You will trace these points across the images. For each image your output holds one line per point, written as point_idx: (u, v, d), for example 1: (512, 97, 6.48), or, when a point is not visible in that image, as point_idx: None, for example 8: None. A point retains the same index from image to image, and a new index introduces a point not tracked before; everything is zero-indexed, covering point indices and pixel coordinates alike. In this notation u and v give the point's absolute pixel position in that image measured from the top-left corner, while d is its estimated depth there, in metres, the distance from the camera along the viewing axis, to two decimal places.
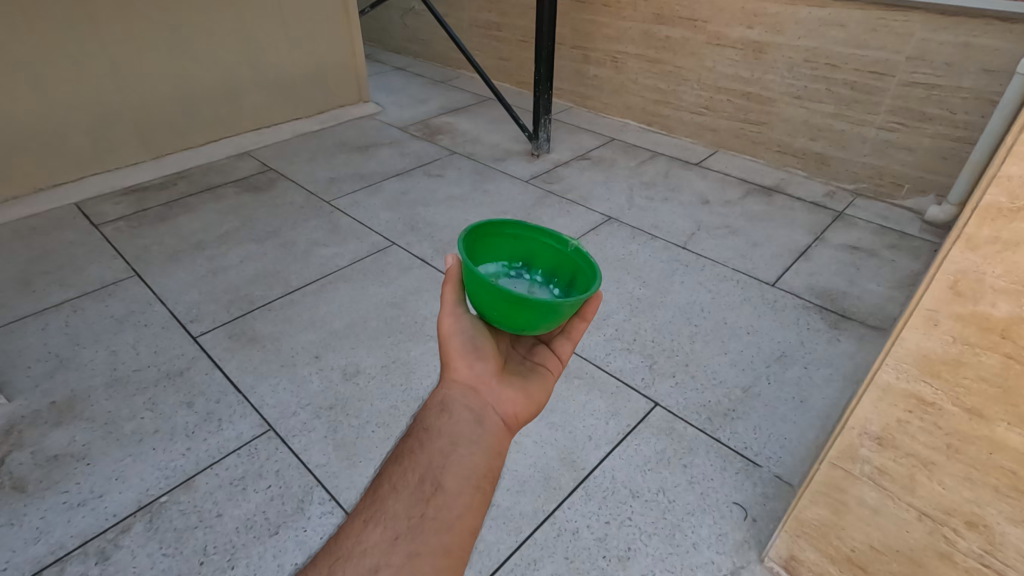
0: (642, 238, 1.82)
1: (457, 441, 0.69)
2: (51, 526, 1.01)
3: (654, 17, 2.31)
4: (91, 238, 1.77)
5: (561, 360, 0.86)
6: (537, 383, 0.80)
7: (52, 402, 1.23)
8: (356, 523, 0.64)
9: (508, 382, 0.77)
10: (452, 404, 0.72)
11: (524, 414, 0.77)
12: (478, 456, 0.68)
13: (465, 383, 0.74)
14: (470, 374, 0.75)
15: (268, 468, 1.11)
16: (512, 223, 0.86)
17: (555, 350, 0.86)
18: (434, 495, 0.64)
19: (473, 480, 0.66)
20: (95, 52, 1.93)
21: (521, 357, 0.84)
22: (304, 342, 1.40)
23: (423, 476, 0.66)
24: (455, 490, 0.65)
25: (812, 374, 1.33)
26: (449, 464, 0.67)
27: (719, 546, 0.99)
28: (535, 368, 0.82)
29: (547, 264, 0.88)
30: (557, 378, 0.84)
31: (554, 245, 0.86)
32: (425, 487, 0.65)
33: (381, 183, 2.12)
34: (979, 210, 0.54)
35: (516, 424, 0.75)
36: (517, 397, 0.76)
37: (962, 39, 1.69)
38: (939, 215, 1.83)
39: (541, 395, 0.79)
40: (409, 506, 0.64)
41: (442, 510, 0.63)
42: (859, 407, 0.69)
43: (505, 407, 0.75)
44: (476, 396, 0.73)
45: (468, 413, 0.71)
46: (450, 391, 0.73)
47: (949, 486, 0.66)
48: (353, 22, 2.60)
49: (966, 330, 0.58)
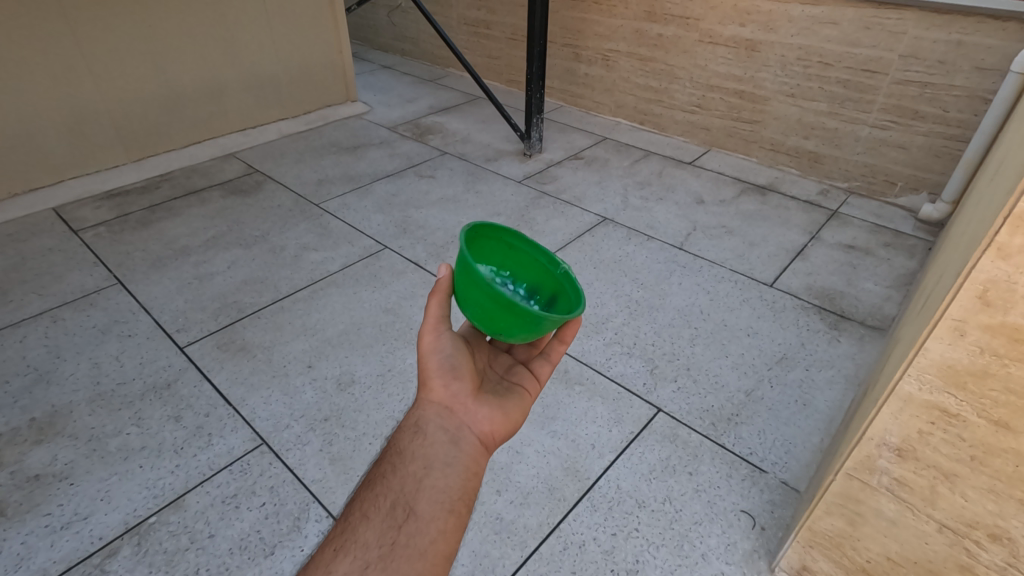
0: (639, 239, 1.80)
1: (431, 463, 0.67)
2: (32, 551, 0.96)
3: (645, 15, 2.29)
4: (70, 245, 1.71)
5: (538, 382, 0.83)
6: (514, 404, 0.77)
7: (32, 419, 1.18)
8: (326, 554, 0.62)
9: (485, 401, 0.74)
10: (426, 426, 0.70)
11: (501, 433, 0.74)
12: (453, 478, 0.67)
13: (440, 403, 0.72)
14: (446, 394, 0.72)
15: (262, 485, 1.07)
16: (508, 230, 0.85)
17: (532, 371, 0.83)
18: (407, 520, 0.63)
19: (447, 504, 0.65)
20: (71, 52, 1.87)
21: (498, 376, 0.81)
22: (296, 350, 1.36)
23: (395, 502, 0.65)
24: (428, 514, 0.63)
25: (814, 376, 1.32)
26: (421, 488, 0.65)
27: (729, 556, 0.97)
28: (512, 389, 0.79)
29: (531, 278, 0.86)
30: (535, 401, 0.81)
31: (546, 265, 0.84)
32: (398, 513, 0.64)
33: (371, 185, 2.08)
34: (1012, 218, 0.51)
35: (492, 444, 0.73)
36: (494, 416, 0.74)
37: (956, 37, 1.68)
38: (934, 214, 1.83)
39: (518, 415, 0.77)
40: (380, 534, 0.62)
41: (415, 536, 0.61)
42: (879, 418, 0.67)
43: (481, 426, 0.72)
44: (452, 416, 0.71)
45: (443, 434, 0.70)
46: (425, 412, 0.72)
47: (971, 499, 0.65)
48: (339, 18, 2.55)
49: (995, 340, 0.56)
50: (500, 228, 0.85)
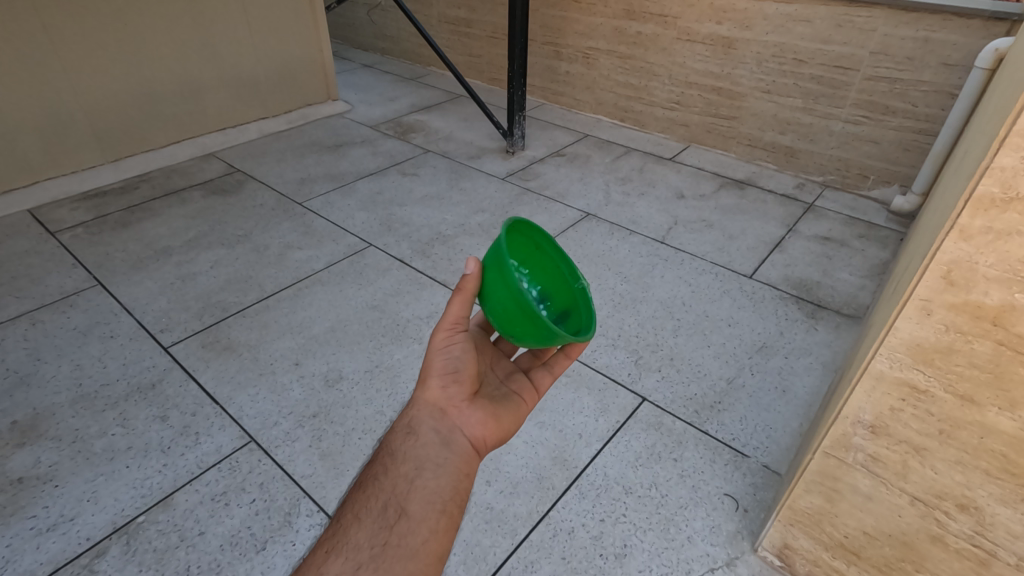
0: (621, 233, 1.83)
1: (423, 465, 0.69)
2: (18, 553, 0.95)
3: (624, 14, 2.32)
4: (47, 247, 1.68)
5: (536, 392, 0.83)
6: (508, 412, 0.78)
7: (13, 422, 1.16)
8: (318, 555, 0.63)
9: (479, 406, 0.75)
10: (419, 427, 0.72)
11: (493, 439, 0.75)
12: (444, 479, 0.68)
13: (434, 404, 0.73)
14: (441, 396, 0.73)
15: (251, 482, 1.07)
16: (540, 231, 0.85)
17: (532, 380, 0.84)
18: (398, 521, 0.64)
19: (439, 505, 0.66)
20: (43, 51, 1.83)
21: (496, 381, 0.82)
22: (282, 349, 1.35)
23: (387, 503, 0.66)
24: (419, 515, 0.65)
25: (793, 363, 1.35)
26: (413, 490, 0.67)
27: (713, 538, 1.00)
28: (510, 396, 0.80)
29: (547, 285, 0.87)
30: (531, 410, 0.82)
31: (564, 275, 0.85)
32: (389, 513, 0.65)
33: (354, 183, 2.07)
34: (972, 200, 0.54)
35: (484, 448, 0.74)
36: (487, 421, 0.75)
37: (922, 34, 1.73)
38: (905, 206, 1.88)
39: (511, 422, 0.78)
40: (372, 534, 0.63)
41: (406, 537, 0.63)
42: (854, 397, 0.71)
43: (473, 430, 0.73)
44: (445, 419, 0.72)
45: (435, 436, 0.71)
46: (419, 412, 0.73)
47: (941, 471, 0.68)
48: (319, 17, 2.55)
49: (958, 318, 0.59)
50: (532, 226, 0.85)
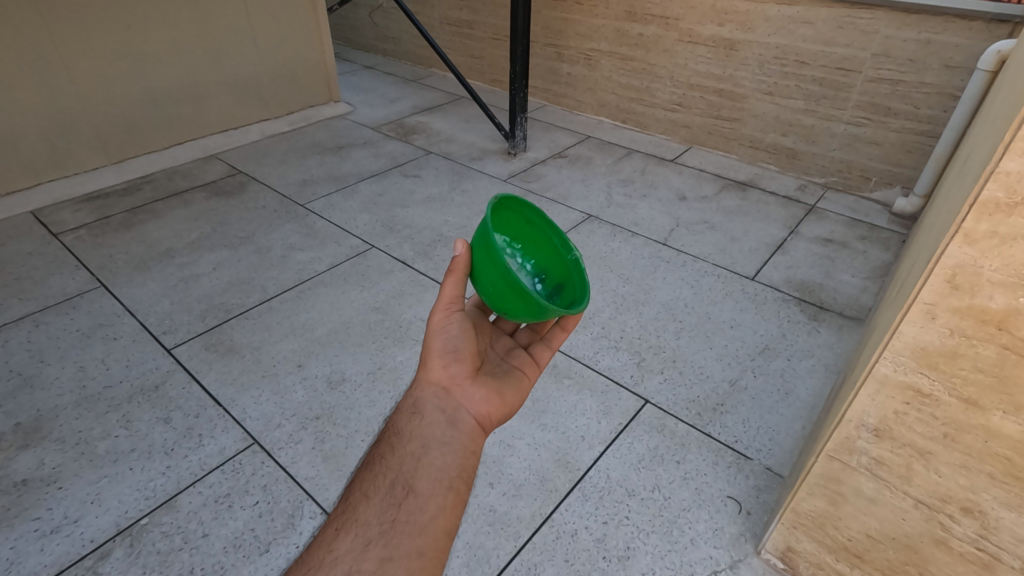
0: (623, 235, 1.83)
1: (429, 443, 0.69)
2: (22, 555, 0.95)
3: (626, 15, 2.32)
4: (50, 248, 1.68)
5: (537, 365, 0.84)
6: (511, 387, 0.78)
7: (17, 424, 1.16)
8: (327, 532, 0.63)
9: (482, 383, 0.75)
10: (423, 406, 0.72)
11: (497, 416, 0.76)
12: (450, 457, 0.68)
13: (438, 383, 0.73)
14: (444, 374, 0.74)
15: (254, 484, 1.07)
16: (531, 207, 0.85)
17: (532, 355, 0.85)
18: (406, 498, 0.64)
19: (447, 481, 0.66)
20: (46, 53, 1.84)
21: (498, 358, 0.82)
22: (285, 350, 1.36)
23: (394, 480, 0.66)
24: (427, 491, 0.65)
25: (795, 365, 1.35)
26: (420, 466, 0.67)
27: (716, 540, 1.00)
28: (512, 371, 0.80)
29: (541, 258, 0.88)
30: (534, 382, 0.82)
31: (557, 248, 0.86)
32: (397, 491, 0.65)
33: (356, 185, 2.07)
34: (977, 205, 0.54)
35: (489, 424, 0.75)
36: (491, 398, 0.75)
37: (925, 36, 1.73)
38: (907, 207, 1.88)
39: (515, 397, 0.78)
40: (380, 512, 0.64)
41: (415, 513, 0.63)
42: (858, 399, 0.71)
43: (477, 407, 0.74)
44: (449, 397, 0.73)
45: (440, 415, 0.71)
46: (423, 392, 0.73)
47: (945, 475, 0.68)
48: (321, 18, 2.55)
49: (963, 322, 0.59)
50: (523, 202, 0.85)
